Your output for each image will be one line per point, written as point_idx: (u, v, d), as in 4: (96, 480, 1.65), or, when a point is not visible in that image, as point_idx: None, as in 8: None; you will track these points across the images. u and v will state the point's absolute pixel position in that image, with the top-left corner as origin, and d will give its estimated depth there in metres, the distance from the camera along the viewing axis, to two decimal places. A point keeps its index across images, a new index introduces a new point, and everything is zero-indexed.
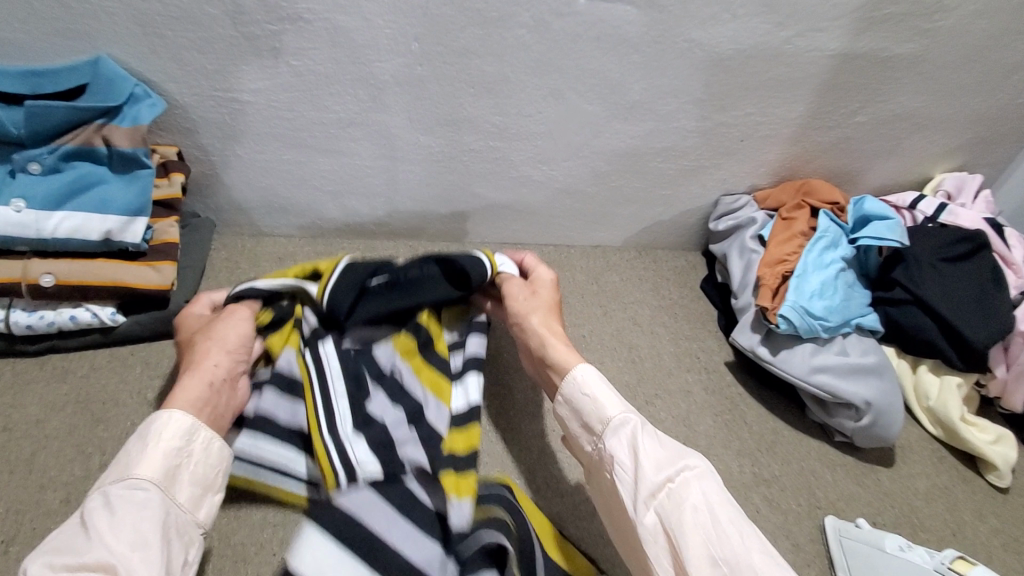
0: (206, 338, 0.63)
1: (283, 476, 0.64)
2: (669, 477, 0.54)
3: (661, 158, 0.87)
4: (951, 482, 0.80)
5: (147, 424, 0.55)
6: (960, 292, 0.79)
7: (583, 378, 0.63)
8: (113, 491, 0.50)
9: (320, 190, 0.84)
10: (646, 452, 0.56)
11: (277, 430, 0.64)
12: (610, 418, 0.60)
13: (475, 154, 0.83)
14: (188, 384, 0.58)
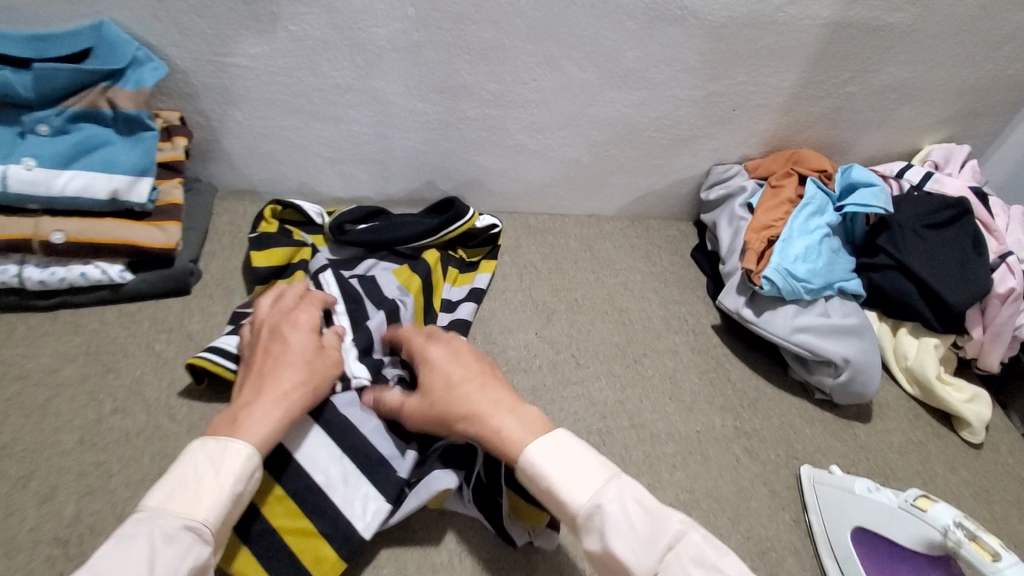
0: (299, 361, 0.58)
1: None
2: (658, 567, 0.42)
3: (655, 127, 0.88)
4: (925, 437, 0.78)
5: (222, 444, 0.48)
6: (941, 257, 0.79)
7: (539, 463, 0.47)
8: (174, 521, 0.44)
9: (318, 157, 0.85)
10: (625, 540, 0.43)
11: None
12: (579, 510, 0.45)
13: (471, 122, 0.84)
14: (270, 412, 0.53)
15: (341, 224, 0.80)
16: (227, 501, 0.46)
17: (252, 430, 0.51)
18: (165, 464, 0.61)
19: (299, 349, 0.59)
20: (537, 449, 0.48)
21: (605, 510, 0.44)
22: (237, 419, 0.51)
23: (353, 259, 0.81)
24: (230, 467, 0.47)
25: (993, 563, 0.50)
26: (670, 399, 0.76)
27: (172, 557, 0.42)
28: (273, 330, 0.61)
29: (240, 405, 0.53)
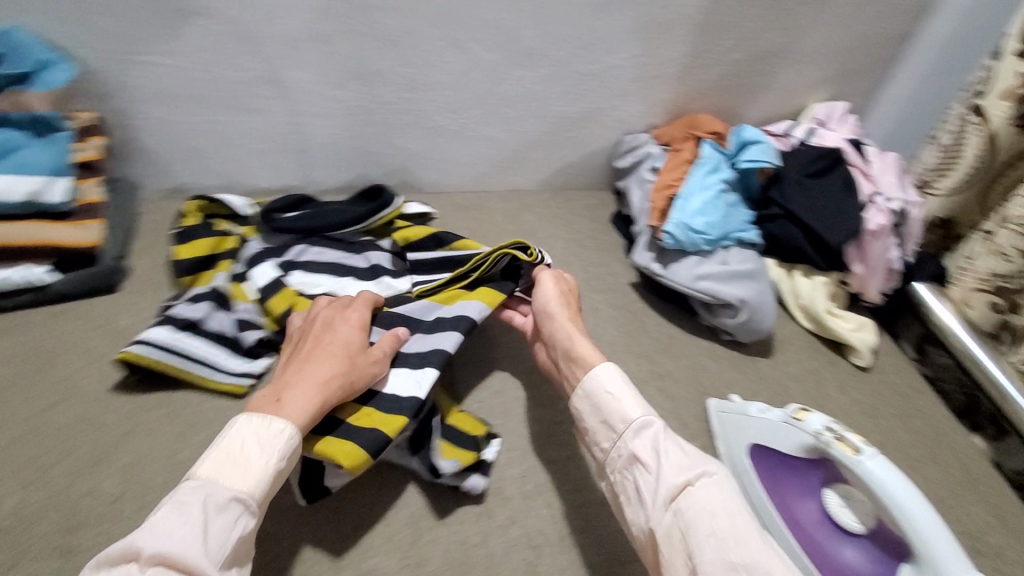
0: (345, 353, 0.61)
1: (212, 370, 0.69)
2: (688, 481, 0.53)
3: (563, 101, 0.93)
4: (819, 364, 0.87)
5: (267, 421, 0.52)
6: (822, 203, 0.87)
7: (605, 377, 0.61)
8: (222, 494, 0.48)
9: (239, 149, 0.87)
10: (668, 456, 0.55)
11: (209, 334, 0.71)
12: (633, 419, 0.58)
13: (388, 107, 0.87)
14: (311, 396, 0.56)
15: (270, 212, 0.83)
16: (269, 479, 0.50)
17: (294, 411, 0.54)
18: (106, 450, 0.63)
19: (347, 343, 0.62)
20: (602, 369, 0.62)
21: (653, 429, 0.57)
22: (282, 399, 0.55)
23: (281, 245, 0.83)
24: (272, 447, 0.51)
25: (857, 456, 0.57)
26: None
27: (221, 526, 0.47)
28: (327, 323, 0.64)
29: (287, 384, 0.57)
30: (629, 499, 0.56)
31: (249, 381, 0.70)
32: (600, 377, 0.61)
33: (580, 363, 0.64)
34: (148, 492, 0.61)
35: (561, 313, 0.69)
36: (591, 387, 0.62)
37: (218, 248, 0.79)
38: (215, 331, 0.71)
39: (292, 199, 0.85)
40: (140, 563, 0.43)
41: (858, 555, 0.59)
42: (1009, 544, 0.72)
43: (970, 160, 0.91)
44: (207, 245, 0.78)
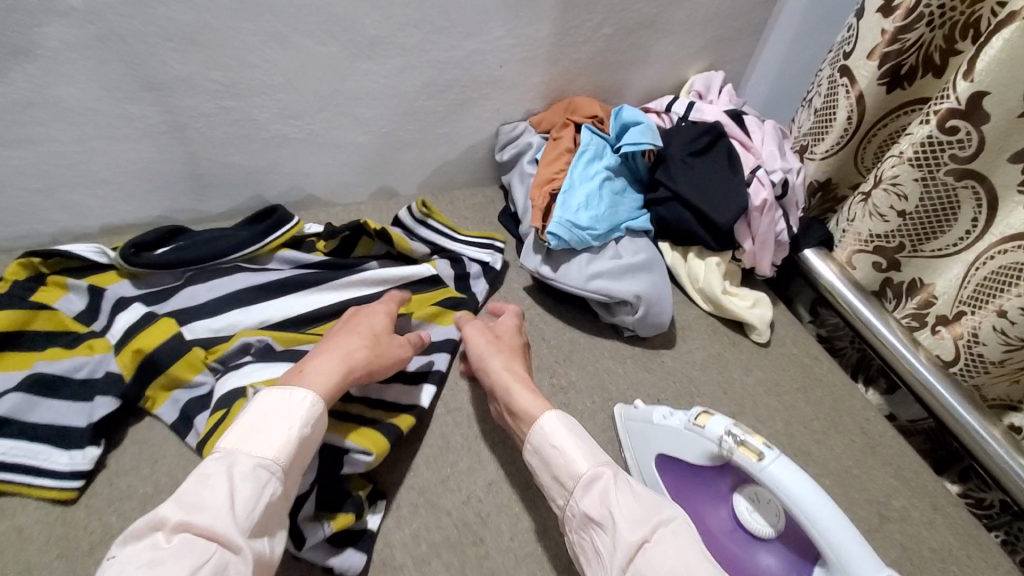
0: (368, 332, 0.64)
1: (28, 474, 0.56)
2: (646, 537, 0.48)
3: (426, 95, 0.83)
4: (722, 348, 0.85)
5: (295, 388, 0.54)
6: (707, 181, 0.84)
7: (550, 429, 0.57)
8: (245, 461, 0.48)
9: (24, 190, 0.70)
10: (621, 508, 0.50)
11: (25, 428, 0.57)
12: (581, 474, 0.53)
13: (209, 119, 0.73)
14: (333, 365, 0.58)
15: (135, 249, 0.71)
16: (294, 446, 0.50)
17: (317, 381, 0.56)
18: None
19: (373, 325, 0.65)
20: (546, 420, 0.57)
21: (604, 480, 0.53)
22: (304, 371, 0.57)
23: (160, 286, 0.72)
24: (297, 413, 0.52)
25: (760, 462, 0.54)
26: None
27: (248, 493, 0.46)
28: (353, 314, 0.68)
29: (311, 360, 0.59)
30: (588, 561, 0.51)
31: (78, 483, 0.57)
32: (544, 430, 0.57)
33: (522, 416, 0.60)
34: None
35: (497, 364, 0.65)
36: (537, 442, 0.57)
37: (30, 322, 0.64)
38: (36, 423, 0.58)
39: (165, 232, 0.75)
40: (166, 532, 0.42)
41: (774, 561, 0.55)
42: (912, 504, 0.72)
43: (842, 122, 0.89)
44: (9, 319, 0.63)
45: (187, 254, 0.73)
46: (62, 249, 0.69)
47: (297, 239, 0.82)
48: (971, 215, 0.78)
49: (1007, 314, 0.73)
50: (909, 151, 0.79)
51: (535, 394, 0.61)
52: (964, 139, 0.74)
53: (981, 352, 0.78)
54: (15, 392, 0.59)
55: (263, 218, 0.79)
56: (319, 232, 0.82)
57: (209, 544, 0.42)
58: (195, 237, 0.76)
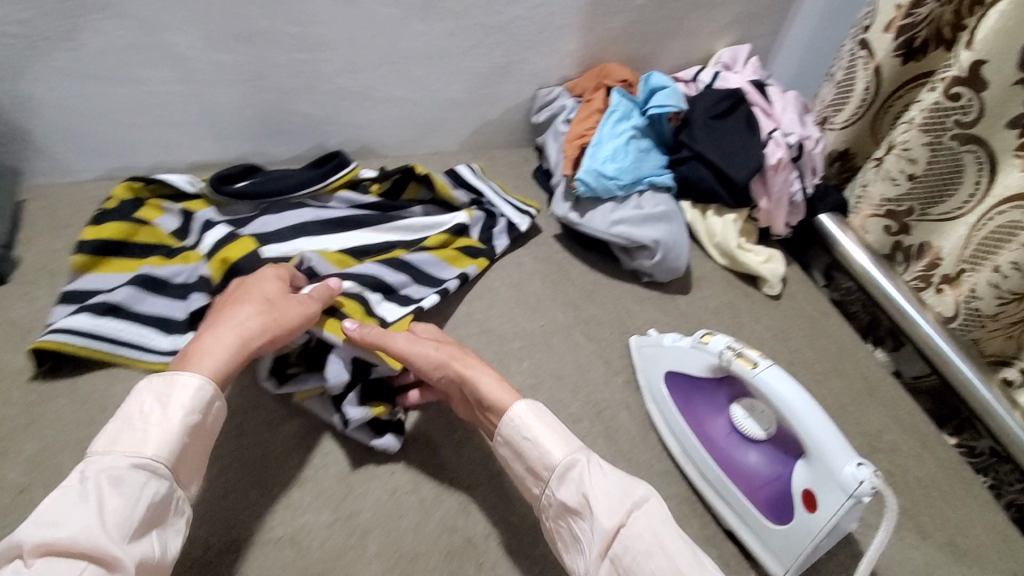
0: (261, 301, 0.61)
1: (140, 351, 0.67)
2: (621, 523, 0.52)
3: (472, 57, 0.92)
4: (735, 297, 0.92)
5: (178, 374, 0.52)
6: (726, 142, 0.91)
7: (522, 420, 0.58)
8: (121, 463, 0.47)
9: (128, 125, 0.81)
10: (597, 495, 0.53)
11: (136, 316, 0.69)
12: (557, 463, 0.56)
13: (284, 70, 0.83)
14: (225, 343, 0.56)
15: (219, 180, 0.83)
16: (177, 437, 0.50)
17: (206, 362, 0.54)
18: (3, 444, 0.59)
19: (266, 292, 0.63)
20: (520, 410, 0.58)
21: (578, 468, 0.56)
22: (193, 354, 0.55)
23: (237, 216, 0.84)
24: (179, 400, 0.51)
25: (754, 369, 0.62)
26: (516, 303, 0.83)
27: (120, 501, 0.45)
28: (244, 283, 0.65)
29: (199, 343, 0.56)
30: (564, 545, 0.56)
31: None
32: (516, 422, 0.58)
33: (496, 409, 0.60)
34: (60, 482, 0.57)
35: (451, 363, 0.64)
36: (509, 433, 0.58)
37: (133, 236, 0.76)
38: (145, 314, 0.70)
39: (244, 169, 0.86)
40: (26, 558, 0.42)
41: (760, 458, 0.64)
42: (903, 439, 0.79)
43: (860, 93, 0.95)
44: (119, 229, 0.75)
45: (262, 187, 0.84)
46: (161, 177, 0.80)
47: (353, 182, 0.92)
48: (974, 178, 0.83)
49: (1000, 269, 0.79)
50: (919, 117, 0.84)
51: (501, 382, 0.62)
52: (966, 106, 0.79)
53: (977, 307, 0.84)
54: (127, 288, 0.70)
55: (325, 162, 0.90)
56: (374, 176, 0.92)
57: (77, 562, 0.42)
58: (267, 175, 0.87)
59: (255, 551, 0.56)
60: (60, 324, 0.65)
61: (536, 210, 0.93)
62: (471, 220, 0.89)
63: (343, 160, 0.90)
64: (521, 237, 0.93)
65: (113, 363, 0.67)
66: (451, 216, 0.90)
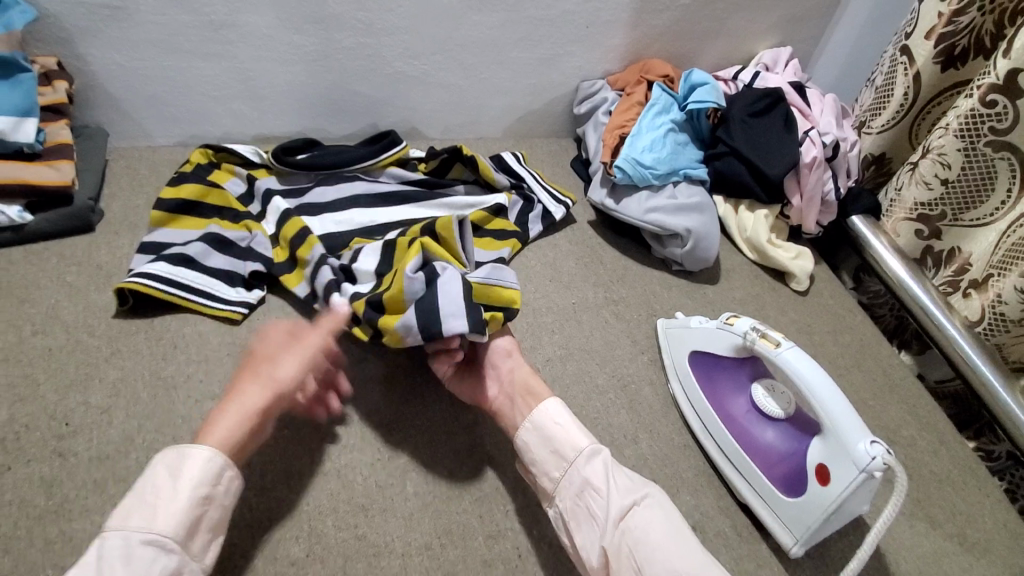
0: (262, 370, 0.60)
1: (206, 299, 0.73)
2: (634, 502, 0.58)
3: (521, 47, 0.97)
4: (763, 290, 0.95)
5: (191, 445, 0.52)
6: (762, 139, 0.94)
7: (557, 407, 0.63)
8: (133, 537, 0.47)
9: (205, 96, 0.88)
10: (617, 480, 0.59)
11: (205, 268, 0.75)
12: (583, 446, 0.61)
13: (348, 52, 0.89)
14: (225, 418, 0.56)
15: (283, 150, 0.89)
16: (185, 512, 0.49)
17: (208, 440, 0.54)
18: (90, 369, 0.66)
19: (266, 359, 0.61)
20: (556, 402, 0.64)
21: (602, 456, 0.61)
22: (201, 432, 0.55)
23: (297, 186, 0.90)
24: (188, 475, 0.51)
25: (777, 349, 0.65)
26: (550, 281, 0.88)
27: (132, 570, 0.46)
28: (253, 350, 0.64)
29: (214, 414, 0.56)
30: (576, 525, 0.58)
31: (243, 310, 0.75)
32: (551, 408, 0.63)
33: (533, 396, 0.65)
34: (137, 405, 0.64)
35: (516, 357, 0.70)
36: (539, 419, 0.62)
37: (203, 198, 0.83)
38: (212, 267, 0.76)
39: (304, 142, 0.93)
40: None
41: (777, 435, 0.67)
42: (920, 435, 0.81)
43: (898, 98, 0.96)
44: (194, 190, 0.82)
45: (320, 159, 0.91)
46: (230, 146, 0.87)
47: (402, 160, 0.97)
48: (1006, 184, 0.84)
49: None
50: (955, 123, 0.85)
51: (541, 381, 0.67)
52: (1001, 112, 0.81)
53: (1003, 311, 0.86)
54: (198, 243, 0.77)
55: (379, 140, 0.96)
56: (422, 156, 0.98)
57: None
58: (324, 149, 0.94)
59: (306, 481, 0.61)
60: (141, 270, 0.72)
61: (573, 201, 0.97)
62: (509, 203, 0.93)
63: (395, 138, 0.96)
64: (555, 224, 0.96)
65: (183, 309, 0.73)
66: (492, 197, 0.95)
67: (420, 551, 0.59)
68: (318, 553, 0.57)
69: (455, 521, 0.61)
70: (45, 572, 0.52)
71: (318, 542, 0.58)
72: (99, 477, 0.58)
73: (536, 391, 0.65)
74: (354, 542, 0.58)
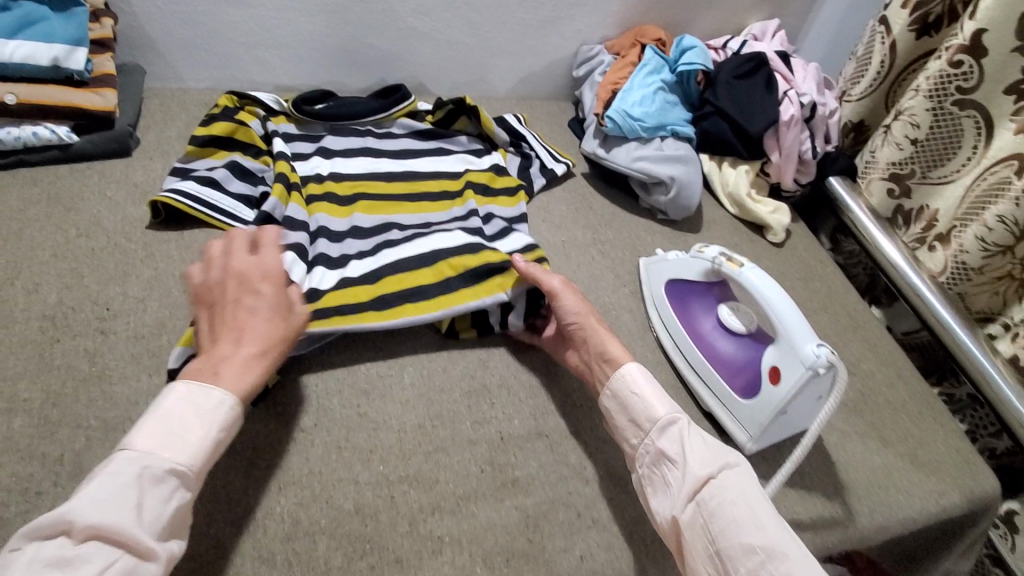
0: (272, 315, 0.61)
1: (231, 218, 0.82)
2: (711, 474, 0.58)
3: (525, 9, 1.04)
4: (741, 241, 1.02)
5: (215, 392, 0.54)
6: (745, 100, 1.00)
7: (633, 376, 0.66)
8: (156, 465, 0.49)
9: (233, 43, 0.97)
10: (694, 450, 0.60)
11: (228, 192, 0.83)
12: (659, 417, 0.63)
13: (364, 5, 0.97)
14: (248, 366, 0.57)
15: (304, 99, 0.98)
16: (207, 449, 0.52)
17: (232, 383, 0.55)
18: (128, 267, 0.74)
19: (273, 303, 0.62)
20: (629, 369, 0.66)
21: (679, 425, 0.62)
22: (216, 369, 0.56)
23: (313, 133, 0.98)
24: (215, 418, 0.53)
25: (739, 269, 0.72)
26: (543, 221, 0.96)
27: (155, 501, 0.48)
28: (244, 282, 0.63)
29: (218, 351, 0.58)
30: (652, 492, 0.61)
31: None
32: (628, 378, 0.66)
33: (609, 362, 0.68)
34: (170, 298, 0.72)
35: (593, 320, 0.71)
36: (618, 384, 0.66)
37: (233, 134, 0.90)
38: (235, 191, 0.84)
39: (321, 92, 1.01)
40: (74, 536, 0.45)
41: (739, 352, 0.74)
42: (878, 369, 0.88)
43: (876, 66, 1.03)
44: (223, 127, 0.89)
45: (335, 108, 0.99)
46: (256, 94, 0.95)
47: (412, 113, 1.05)
48: (972, 142, 0.91)
49: (987, 223, 0.87)
50: (925, 84, 0.92)
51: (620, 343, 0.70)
52: (967, 71, 0.87)
53: (964, 260, 0.92)
54: (222, 170, 0.84)
55: (389, 93, 1.04)
56: (430, 109, 1.05)
57: (115, 551, 0.45)
58: (339, 99, 1.02)
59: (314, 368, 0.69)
60: (174, 188, 0.80)
61: (570, 161, 1.04)
62: (505, 161, 1.02)
63: (404, 92, 1.03)
64: (556, 179, 1.03)
65: (212, 227, 0.81)
66: (488, 156, 1.02)
67: (412, 428, 0.66)
68: (325, 423, 0.65)
69: (446, 408, 0.69)
70: (89, 421, 0.61)
71: (325, 415, 0.66)
72: (135, 352, 0.67)
73: (613, 358, 0.68)
74: (356, 417, 0.66)
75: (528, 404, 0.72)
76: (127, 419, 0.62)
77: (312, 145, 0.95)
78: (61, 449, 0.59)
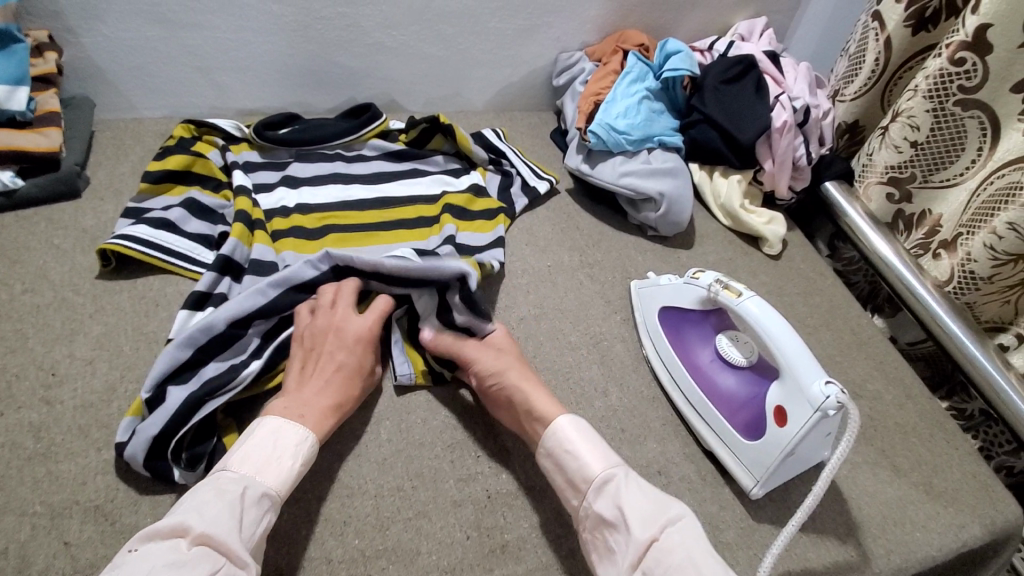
0: (357, 372, 0.65)
1: (189, 261, 0.75)
2: (656, 535, 0.54)
3: (499, 18, 0.98)
4: (736, 255, 0.97)
5: (299, 433, 0.57)
6: (734, 106, 0.95)
7: (565, 431, 0.60)
8: (253, 488, 0.52)
9: (188, 68, 0.90)
10: (635, 507, 0.55)
11: (185, 234, 0.77)
12: (594, 476, 0.57)
13: (327, 22, 0.91)
14: (329, 417, 0.60)
15: (267, 125, 0.92)
16: (293, 479, 0.55)
17: (315, 427, 0.59)
18: (76, 324, 0.68)
19: (360, 362, 0.65)
20: (560, 424, 0.61)
21: (615, 482, 0.57)
22: (301, 413, 0.59)
23: (278, 160, 0.92)
24: (298, 455, 0.56)
25: (738, 298, 0.67)
26: (527, 245, 0.90)
27: (253, 516, 0.51)
28: (336, 335, 0.66)
29: (303, 394, 0.61)
30: (598, 558, 0.56)
31: None
32: (559, 434, 0.60)
33: (540, 419, 0.63)
34: (124, 357, 0.66)
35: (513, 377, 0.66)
36: (551, 443, 0.60)
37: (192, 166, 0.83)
38: (193, 231, 0.78)
39: (284, 117, 0.95)
40: (188, 540, 0.48)
41: (738, 385, 0.70)
42: (887, 389, 0.83)
43: (871, 64, 0.97)
44: (179, 160, 0.82)
45: (299, 133, 0.92)
46: (215, 121, 0.89)
47: (384, 133, 0.99)
48: (977, 143, 0.86)
49: (996, 231, 0.82)
50: (924, 84, 0.87)
51: (551, 397, 0.65)
52: (970, 70, 0.82)
53: (972, 270, 0.88)
54: (177, 208, 0.78)
55: (359, 113, 0.97)
56: (403, 127, 0.99)
57: (220, 557, 0.48)
58: (306, 122, 0.95)
59: None
60: (125, 233, 0.74)
61: (554, 177, 0.98)
62: (484, 181, 0.96)
63: (374, 111, 0.97)
64: (539, 198, 0.97)
65: (169, 272, 0.75)
66: (466, 176, 0.96)
67: (391, 492, 0.61)
68: (292, 495, 0.59)
69: (427, 465, 0.64)
70: (34, 507, 0.55)
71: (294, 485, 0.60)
72: (84, 423, 0.61)
73: (542, 416, 0.62)
74: (327, 483, 0.60)
75: (515, 453, 0.67)
76: (75, 502, 0.56)
77: (278, 174, 0.89)
78: (3, 542, 0.53)
